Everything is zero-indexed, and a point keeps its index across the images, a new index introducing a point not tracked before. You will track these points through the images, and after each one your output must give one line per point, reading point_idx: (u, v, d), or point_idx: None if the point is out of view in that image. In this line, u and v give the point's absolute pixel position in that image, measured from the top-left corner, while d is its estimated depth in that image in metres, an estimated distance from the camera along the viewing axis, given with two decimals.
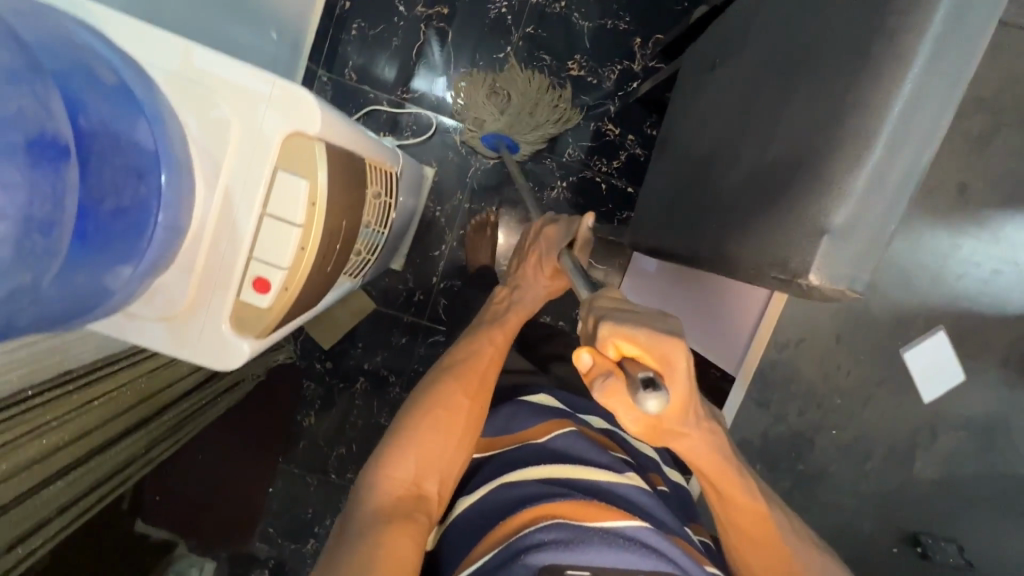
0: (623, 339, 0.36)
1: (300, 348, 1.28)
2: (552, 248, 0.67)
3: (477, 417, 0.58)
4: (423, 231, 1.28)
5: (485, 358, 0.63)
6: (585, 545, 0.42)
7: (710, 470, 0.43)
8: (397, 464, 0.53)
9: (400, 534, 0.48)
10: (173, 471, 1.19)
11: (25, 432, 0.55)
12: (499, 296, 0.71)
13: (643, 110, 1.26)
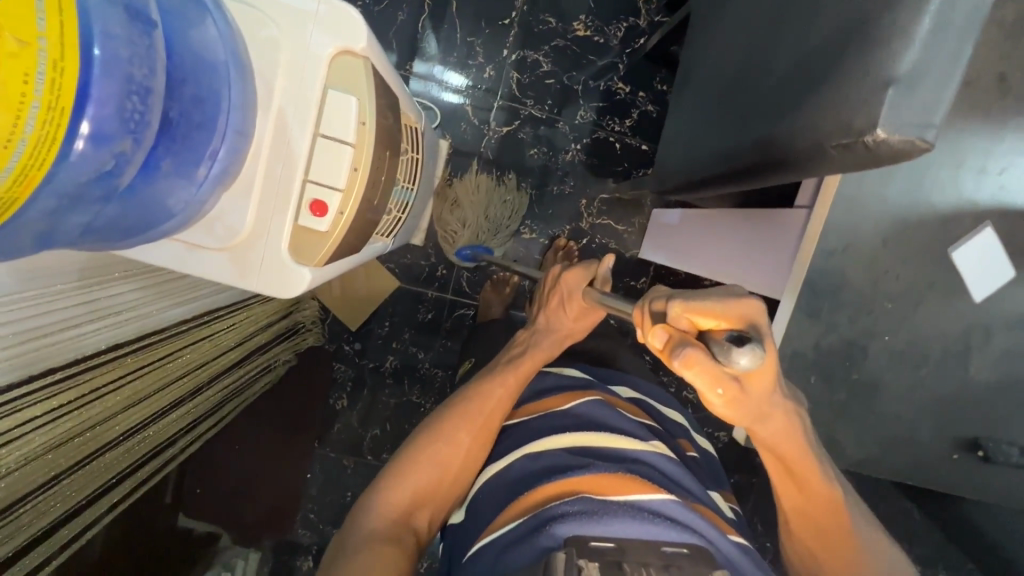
0: (697, 313, 0.37)
1: (328, 331, 1.31)
2: (572, 290, 0.65)
3: (473, 459, 0.58)
4: None
5: (495, 399, 0.60)
6: (611, 518, 0.43)
7: (784, 442, 0.44)
8: (391, 495, 0.54)
9: (386, 558, 0.50)
10: None
11: (90, 393, 0.57)
12: (519, 337, 0.69)
13: (652, 66, 1.27)
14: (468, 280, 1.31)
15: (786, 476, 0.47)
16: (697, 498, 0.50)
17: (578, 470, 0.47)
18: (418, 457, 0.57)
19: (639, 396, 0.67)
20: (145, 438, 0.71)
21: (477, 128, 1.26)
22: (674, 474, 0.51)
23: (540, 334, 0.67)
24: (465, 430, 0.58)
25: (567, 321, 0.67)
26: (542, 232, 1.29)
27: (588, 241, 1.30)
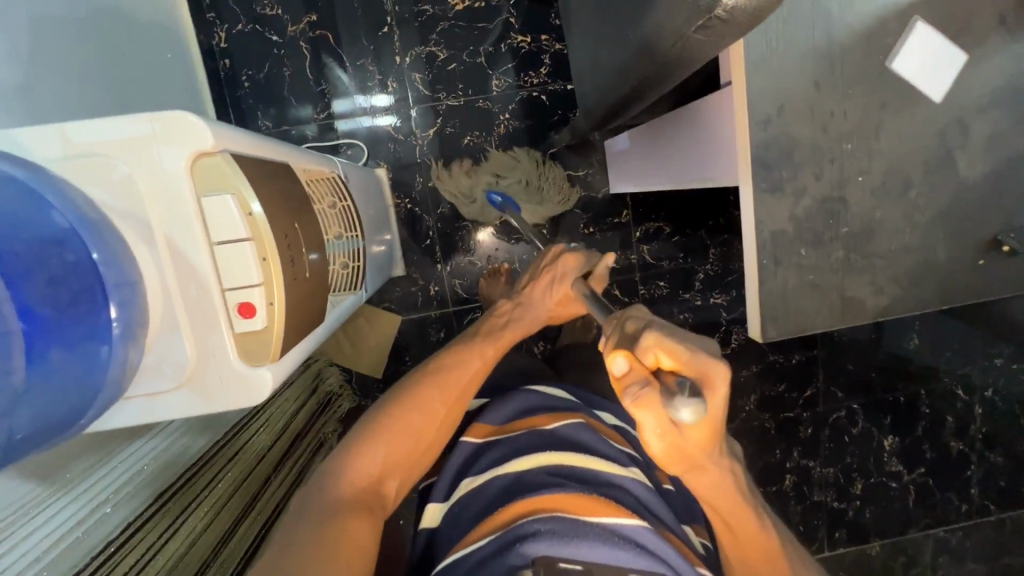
0: (664, 353, 0.42)
1: (359, 387, 1.32)
2: (567, 274, 0.75)
3: (447, 424, 0.69)
4: (407, 228, 1.28)
5: (469, 371, 0.72)
6: (581, 541, 0.53)
7: (718, 499, 0.53)
8: (364, 458, 0.63)
9: (358, 520, 0.58)
10: None
11: (142, 554, 0.61)
12: (504, 305, 0.81)
13: (543, 6, 1.23)
14: (462, 286, 1.30)
15: (721, 521, 0.56)
16: (669, 526, 0.61)
17: (557, 489, 0.58)
18: (395, 424, 0.66)
19: (622, 422, 0.78)
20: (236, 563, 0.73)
21: (405, 142, 1.24)
22: (647, 499, 0.63)
23: (525, 308, 0.80)
24: (445, 399, 0.69)
25: (550, 303, 0.79)
26: None
27: None
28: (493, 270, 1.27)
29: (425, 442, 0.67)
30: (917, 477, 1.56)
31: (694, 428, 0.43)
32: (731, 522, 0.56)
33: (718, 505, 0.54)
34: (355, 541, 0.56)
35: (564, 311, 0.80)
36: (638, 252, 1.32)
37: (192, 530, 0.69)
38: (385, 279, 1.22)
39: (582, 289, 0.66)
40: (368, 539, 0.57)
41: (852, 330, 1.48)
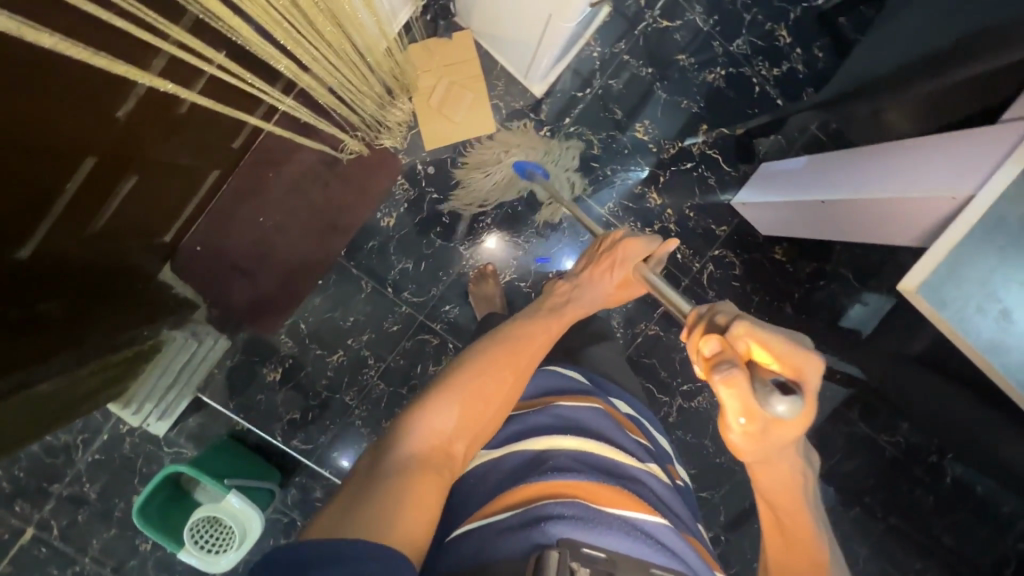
0: (756, 340, 0.51)
1: (407, 141, 1.23)
2: (629, 258, 0.79)
3: (513, 390, 0.67)
4: (574, 70, 1.25)
5: (539, 343, 0.72)
6: (605, 528, 0.51)
7: (783, 505, 0.60)
8: (432, 421, 0.61)
9: (428, 478, 0.56)
10: (241, 204, 1.21)
11: None
12: (560, 287, 0.82)
13: (820, 29, 1.27)
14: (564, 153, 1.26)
15: (779, 535, 0.61)
16: (687, 528, 0.62)
17: (581, 476, 0.56)
18: (462, 389, 0.64)
19: (635, 415, 0.81)
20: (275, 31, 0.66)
21: (640, 10, 1.25)
22: (662, 492, 0.63)
23: (582, 290, 0.81)
24: (511, 367, 0.68)
25: (609, 287, 0.82)
26: (655, 139, 1.28)
27: (692, 167, 1.30)
28: (482, 269, 1.24)
29: (493, 404, 0.65)
30: None
31: (782, 432, 0.50)
32: (788, 518, 0.60)
33: (785, 518, 0.61)
34: (422, 498, 0.54)
35: (619, 297, 0.84)
36: (703, 264, 1.33)
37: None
38: (523, 65, 1.16)
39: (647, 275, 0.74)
40: (437, 499, 0.55)
41: None
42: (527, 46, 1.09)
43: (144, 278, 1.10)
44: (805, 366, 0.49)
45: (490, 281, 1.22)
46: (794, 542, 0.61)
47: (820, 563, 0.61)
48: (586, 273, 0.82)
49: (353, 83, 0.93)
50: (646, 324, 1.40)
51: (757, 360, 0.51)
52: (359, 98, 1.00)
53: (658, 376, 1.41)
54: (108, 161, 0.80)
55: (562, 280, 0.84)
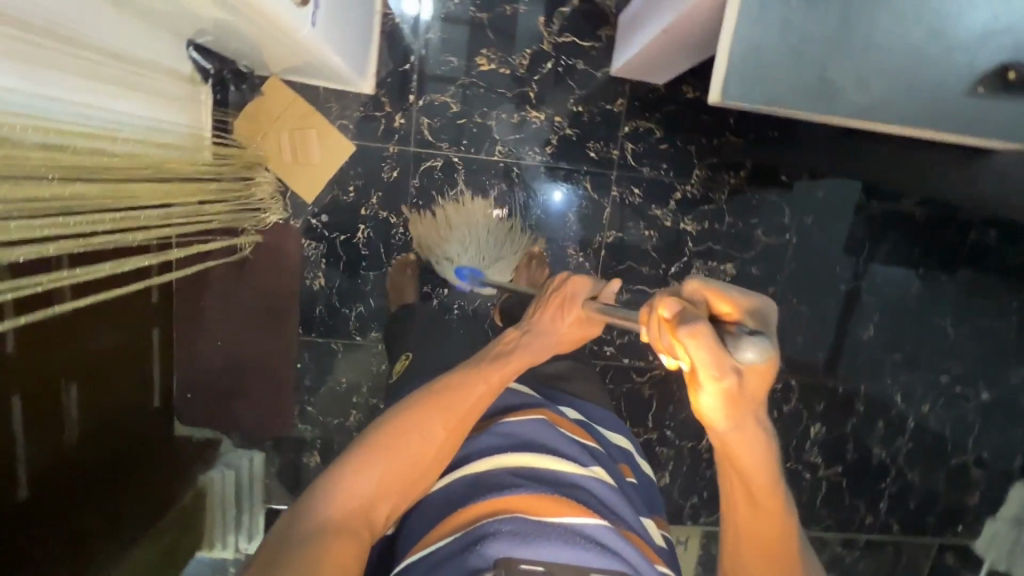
0: (714, 296, 0.49)
1: (290, 206, 1.22)
2: (578, 297, 0.76)
3: (445, 449, 0.67)
4: (388, 46, 1.18)
5: (473, 394, 0.70)
6: (543, 541, 0.55)
7: (755, 478, 0.57)
8: (356, 484, 0.63)
9: (341, 545, 0.59)
10: (197, 340, 1.27)
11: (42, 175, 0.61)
12: (510, 334, 0.77)
13: None
14: (430, 128, 1.21)
15: (750, 505, 0.59)
16: (629, 526, 0.63)
17: (516, 490, 0.60)
18: (387, 451, 0.65)
19: (585, 421, 0.83)
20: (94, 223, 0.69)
21: None
22: (607, 495, 0.64)
23: (534, 335, 0.76)
24: (445, 422, 0.67)
25: (562, 329, 0.77)
26: (502, 61, 1.19)
27: (553, 64, 1.20)
28: (402, 259, 1.24)
29: (417, 462, 0.66)
30: (832, 474, 1.49)
31: (754, 382, 0.47)
32: (756, 486, 0.57)
33: (754, 486, 0.58)
34: (334, 569, 0.57)
35: (575, 339, 0.79)
36: (621, 148, 1.24)
37: (74, 159, 0.65)
38: (336, 78, 1.12)
39: (598, 307, 0.70)
40: (350, 565, 0.58)
41: (810, 304, 1.38)
42: (315, 64, 1.06)
43: (157, 448, 1.20)
44: (756, 308, 0.48)
45: (409, 272, 1.23)
46: (758, 508, 0.58)
47: (784, 527, 0.59)
48: (535, 317, 0.78)
49: (202, 211, 0.97)
50: (602, 234, 1.28)
51: (717, 314, 0.48)
52: (214, 216, 1.02)
53: (644, 273, 1.31)
54: (37, 385, 0.87)
55: (515, 326, 0.79)
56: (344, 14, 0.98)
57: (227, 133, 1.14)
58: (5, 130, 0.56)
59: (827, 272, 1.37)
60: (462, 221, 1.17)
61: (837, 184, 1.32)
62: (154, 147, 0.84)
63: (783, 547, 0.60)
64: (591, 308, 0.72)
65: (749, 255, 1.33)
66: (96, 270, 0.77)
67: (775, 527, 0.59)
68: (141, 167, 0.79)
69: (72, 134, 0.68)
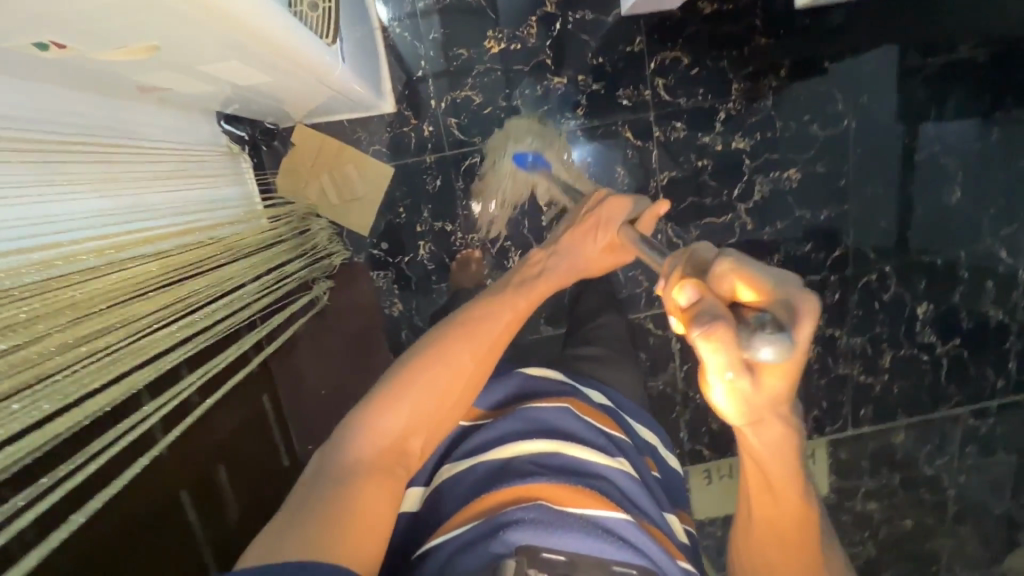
0: (737, 282, 0.50)
1: (350, 244, 1.24)
2: (611, 218, 0.86)
3: (474, 379, 0.73)
4: (395, 59, 1.16)
5: (495, 326, 0.76)
6: (564, 530, 0.57)
7: (775, 464, 0.60)
8: (384, 421, 0.66)
9: (377, 479, 0.61)
10: (300, 396, 1.27)
11: (150, 287, 0.61)
12: (539, 256, 0.88)
13: None
14: (458, 127, 1.19)
15: (766, 487, 0.63)
16: (647, 516, 0.66)
17: (539, 480, 0.62)
18: (414, 388, 0.68)
19: (609, 408, 0.85)
20: (200, 320, 0.69)
21: None
22: (629, 487, 0.67)
23: (559, 257, 0.88)
24: (473, 355, 0.73)
25: (591, 250, 0.88)
26: (510, 36, 1.16)
27: (562, 23, 1.16)
28: (462, 258, 1.24)
29: (443, 401, 0.70)
30: (951, 348, 1.44)
31: (774, 369, 0.48)
32: (775, 473, 0.62)
33: (769, 471, 0.62)
34: (371, 499, 0.59)
35: (599, 262, 0.90)
36: (652, 87, 1.20)
37: (168, 264, 0.66)
38: (360, 106, 1.12)
39: (627, 228, 0.80)
40: (388, 499, 0.60)
41: (886, 185, 1.32)
42: (339, 99, 1.05)
43: None
44: (796, 302, 0.47)
45: (473, 265, 1.23)
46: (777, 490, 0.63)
47: (796, 505, 0.65)
48: (563, 240, 0.89)
49: (275, 278, 0.98)
50: (655, 178, 1.25)
51: (740, 300, 0.49)
52: (287, 279, 1.03)
53: (708, 205, 1.28)
54: (190, 482, 0.90)
55: (541, 250, 0.90)
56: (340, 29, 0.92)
57: (272, 193, 1.15)
58: (108, 256, 0.57)
59: (897, 146, 1.30)
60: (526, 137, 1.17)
61: (886, 52, 1.24)
62: (224, 230, 0.85)
63: (795, 524, 0.66)
64: (623, 230, 0.81)
65: (811, 154, 1.27)
66: (208, 367, 0.78)
67: (788, 511, 0.65)
68: (220, 253, 0.79)
69: (165, 240, 0.68)
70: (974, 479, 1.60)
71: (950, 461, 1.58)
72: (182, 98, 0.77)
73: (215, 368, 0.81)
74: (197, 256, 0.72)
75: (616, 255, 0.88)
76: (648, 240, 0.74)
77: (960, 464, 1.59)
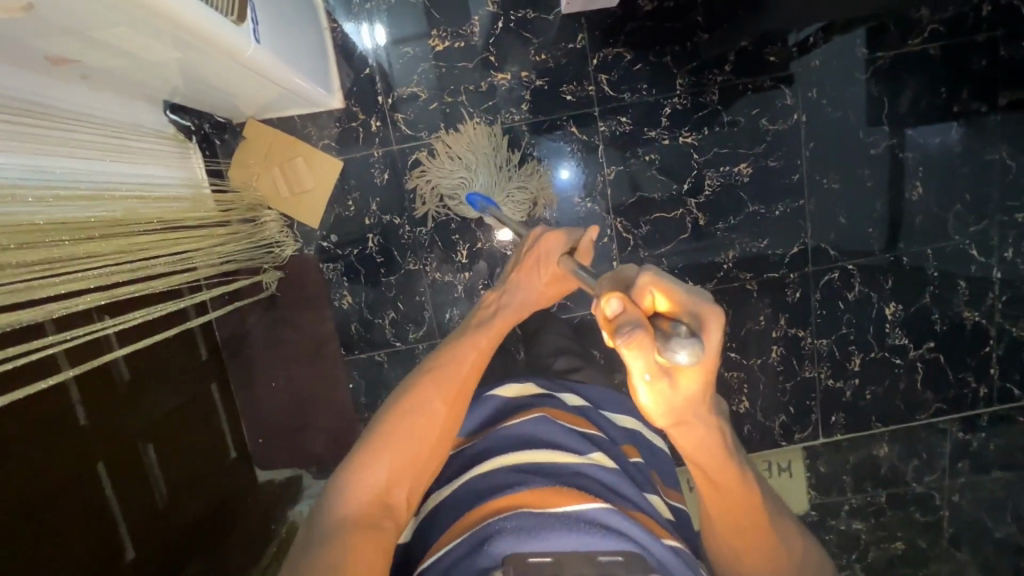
0: (656, 290, 0.51)
1: (300, 234, 1.26)
2: (551, 254, 0.81)
3: (452, 419, 0.69)
4: (344, 58, 1.21)
5: (464, 365, 0.72)
6: (550, 533, 0.55)
7: (709, 460, 0.61)
8: (367, 476, 0.64)
9: (366, 540, 0.60)
10: (253, 385, 1.32)
11: (48, 242, 0.64)
12: (489, 296, 0.83)
13: None
14: (405, 122, 1.23)
15: (711, 485, 0.63)
16: (639, 507, 0.64)
17: (519, 487, 0.60)
18: (393, 439, 0.66)
19: (585, 404, 0.82)
20: (96, 283, 0.71)
21: None
22: (613, 481, 0.65)
23: (511, 294, 0.82)
24: (442, 395, 0.69)
25: (540, 285, 0.83)
26: (454, 35, 1.20)
27: (504, 23, 1.20)
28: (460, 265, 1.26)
29: (426, 444, 0.66)
30: (926, 352, 1.38)
31: (691, 376, 0.50)
32: (716, 470, 0.62)
33: (715, 468, 0.62)
34: (362, 563, 0.58)
35: (551, 293, 0.85)
36: (595, 83, 1.22)
37: (75, 224, 0.69)
38: (308, 104, 1.17)
39: (569, 265, 0.75)
40: (378, 559, 0.59)
41: (843, 180, 1.29)
42: (287, 96, 1.09)
43: (242, 494, 1.25)
44: (702, 313, 0.49)
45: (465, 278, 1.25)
46: (723, 491, 0.64)
47: (745, 497, 0.65)
48: (512, 277, 0.83)
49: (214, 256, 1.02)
50: (602, 173, 1.25)
51: (659, 312, 0.51)
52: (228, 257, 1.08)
53: (657, 201, 1.27)
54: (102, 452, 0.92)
55: (491, 288, 0.85)
56: (287, 33, 0.98)
57: (224, 181, 1.20)
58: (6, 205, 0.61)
59: (851, 140, 1.28)
60: (465, 147, 1.20)
61: (835, 46, 1.23)
62: (156, 201, 0.89)
63: (750, 513, 0.65)
64: (566, 266, 0.76)
65: (760, 148, 1.26)
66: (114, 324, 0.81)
67: (743, 505, 0.65)
68: (146, 221, 0.83)
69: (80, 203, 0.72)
70: (967, 499, 1.50)
71: (939, 478, 1.48)
72: (115, 79, 0.82)
73: (121, 326, 0.83)
74: (113, 221, 0.76)
75: (566, 286, 0.84)
76: (587, 271, 0.72)
77: (951, 482, 1.49)
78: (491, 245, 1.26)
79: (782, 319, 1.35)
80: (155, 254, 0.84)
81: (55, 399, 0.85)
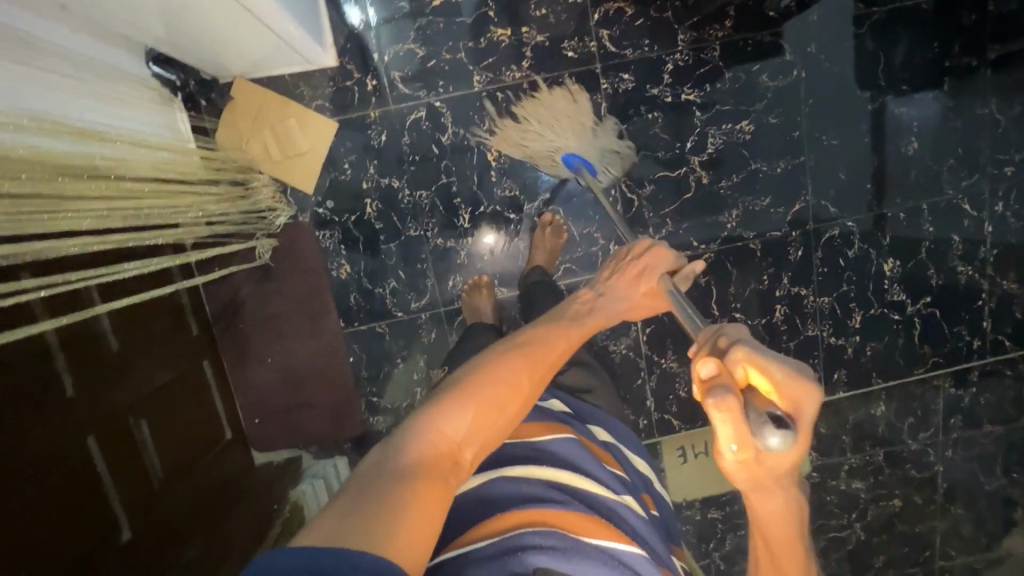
0: (753, 367, 0.49)
1: (295, 201, 1.20)
2: (655, 270, 0.84)
3: (532, 395, 0.65)
4: (335, 13, 1.16)
5: (556, 351, 0.70)
6: (582, 558, 0.54)
7: (779, 533, 0.58)
8: (451, 421, 0.57)
9: (435, 485, 0.51)
10: (247, 364, 1.25)
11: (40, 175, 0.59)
12: (585, 296, 0.81)
13: None
14: (402, 80, 1.18)
15: (768, 553, 0.60)
16: (656, 556, 0.64)
17: (557, 507, 0.59)
18: (479, 393, 0.60)
19: (612, 440, 0.82)
20: (83, 225, 0.66)
21: None
22: (636, 526, 0.65)
23: (607, 299, 0.81)
24: (532, 370, 0.65)
25: (635, 297, 0.82)
26: None
27: None
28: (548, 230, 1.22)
29: (506, 419, 0.61)
30: (922, 308, 1.40)
31: (776, 459, 0.49)
32: (780, 543, 0.59)
33: (777, 541, 0.59)
34: (429, 505, 0.49)
35: (643, 313, 0.84)
36: (597, 39, 1.20)
37: (63, 159, 0.64)
38: (300, 60, 1.11)
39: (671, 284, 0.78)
40: (443, 509, 0.50)
41: (841, 137, 1.30)
42: (281, 51, 1.04)
43: (241, 476, 1.19)
44: (802, 394, 0.47)
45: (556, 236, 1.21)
46: (779, 566, 0.60)
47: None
48: (612, 283, 0.83)
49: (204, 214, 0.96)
50: (605, 131, 1.23)
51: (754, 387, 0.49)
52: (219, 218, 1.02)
53: (661, 159, 1.26)
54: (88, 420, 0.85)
55: (586, 289, 0.83)
56: None
57: (212, 144, 1.14)
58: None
59: (849, 96, 1.29)
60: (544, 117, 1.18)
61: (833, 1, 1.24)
62: (145, 149, 0.83)
63: None
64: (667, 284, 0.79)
65: (762, 104, 1.26)
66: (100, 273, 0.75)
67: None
68: (135, 169, 0.78)
69: (67, 139, 0.66)
70: (960, 454, 1.54)
71: (934, 434, 1.51)
72: (95, 12, 0.76)
73: (108, 277, 0.77)
74: (101, 162, 0.71)
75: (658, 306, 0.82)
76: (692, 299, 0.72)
77: (946, 438, 1.52)
78: (494, 208, 1.23)
79: (785, 277, 1.35)
80: (145, 202, 0.78)
81: (41, 365, 0.78)
